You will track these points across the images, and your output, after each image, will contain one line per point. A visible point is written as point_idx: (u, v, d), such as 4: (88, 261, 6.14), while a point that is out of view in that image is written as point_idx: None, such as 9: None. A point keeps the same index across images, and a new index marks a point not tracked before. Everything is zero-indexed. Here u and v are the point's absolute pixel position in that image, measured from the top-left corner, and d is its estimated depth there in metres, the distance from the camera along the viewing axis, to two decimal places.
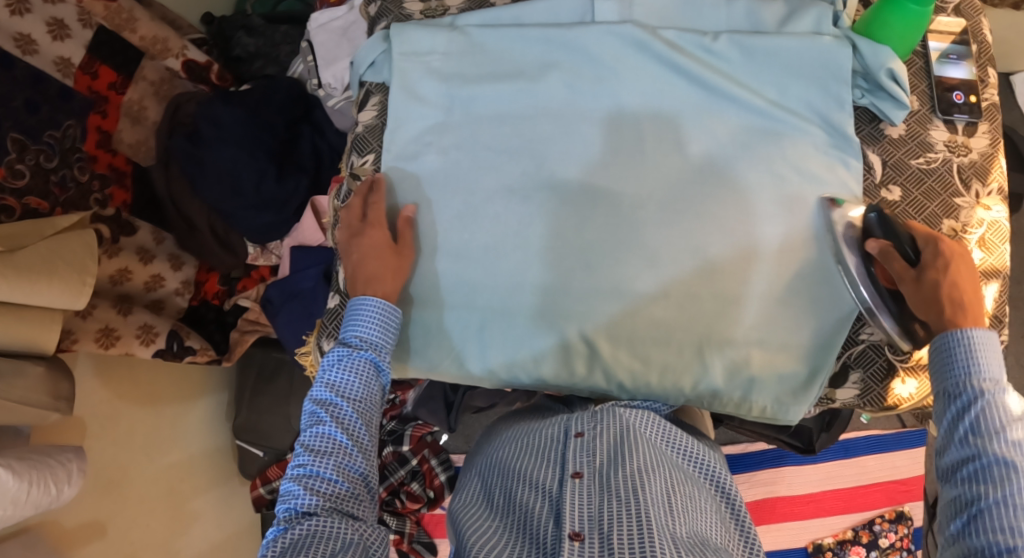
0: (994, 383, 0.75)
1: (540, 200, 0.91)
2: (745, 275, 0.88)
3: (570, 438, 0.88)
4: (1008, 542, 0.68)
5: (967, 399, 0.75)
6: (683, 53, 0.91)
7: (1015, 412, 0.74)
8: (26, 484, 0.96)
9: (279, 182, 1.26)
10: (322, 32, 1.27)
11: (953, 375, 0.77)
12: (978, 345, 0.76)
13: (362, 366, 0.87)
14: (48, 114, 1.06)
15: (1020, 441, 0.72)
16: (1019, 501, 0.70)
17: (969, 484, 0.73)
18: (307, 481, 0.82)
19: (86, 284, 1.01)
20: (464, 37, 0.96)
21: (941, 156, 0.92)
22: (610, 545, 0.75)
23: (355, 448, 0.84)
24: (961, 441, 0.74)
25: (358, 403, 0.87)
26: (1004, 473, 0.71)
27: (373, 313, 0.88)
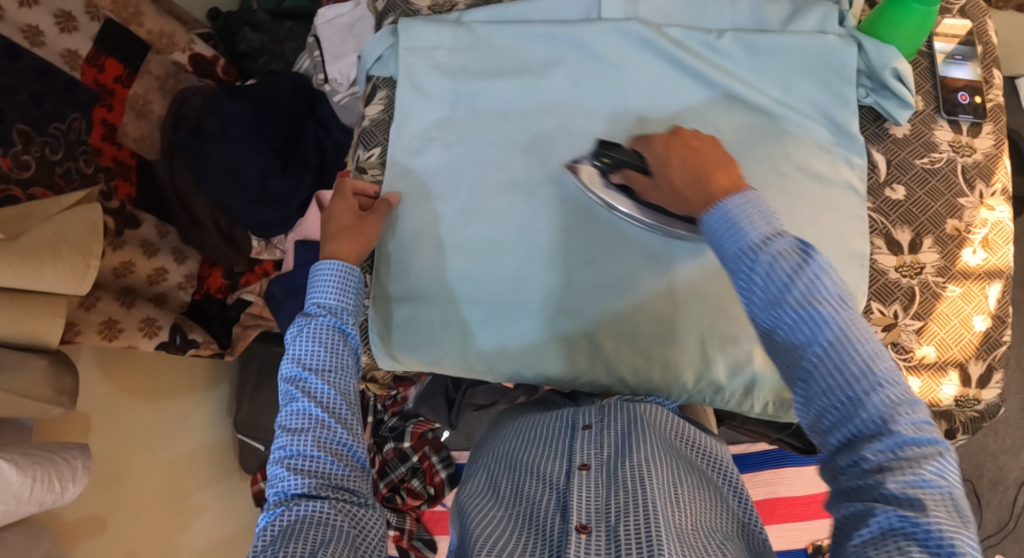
0: (767, 237, 0.68)
1: (543, 196, 0.91)
2: None
3: (577, 430, 0.88)
4: (846, 399, 0.62)
5: (746, 269, 0.68)
6: (688, 51, 0.91)
7: (795, 258, 0.66)
8: (30, 480, 0.96)
9: (283, 177, 1.27)
10: (328, 28, 1.27)
11: (729, 249, 0.69)
12: (741, 207, 0.70)
13: (326, 333, 0.86)
14: (54, 107, 1.07)
15: (810, 285, 0.64)
16: (840, 353, 0.63)
17: (788, 357, 0.65)
18: (290, 462, 0.80)
19: (90, 266, 1.01)
20: (470, 33, 0.96)
21: (946, 156, 0.92)
22: (616, 537, 0.75)
23: (333, 422, 0.82)
24: (762, 318, 0.67)
25: (327, 373, 0.85)
26: (813, 328, 0.64)
27: (331, 276, 0.88)
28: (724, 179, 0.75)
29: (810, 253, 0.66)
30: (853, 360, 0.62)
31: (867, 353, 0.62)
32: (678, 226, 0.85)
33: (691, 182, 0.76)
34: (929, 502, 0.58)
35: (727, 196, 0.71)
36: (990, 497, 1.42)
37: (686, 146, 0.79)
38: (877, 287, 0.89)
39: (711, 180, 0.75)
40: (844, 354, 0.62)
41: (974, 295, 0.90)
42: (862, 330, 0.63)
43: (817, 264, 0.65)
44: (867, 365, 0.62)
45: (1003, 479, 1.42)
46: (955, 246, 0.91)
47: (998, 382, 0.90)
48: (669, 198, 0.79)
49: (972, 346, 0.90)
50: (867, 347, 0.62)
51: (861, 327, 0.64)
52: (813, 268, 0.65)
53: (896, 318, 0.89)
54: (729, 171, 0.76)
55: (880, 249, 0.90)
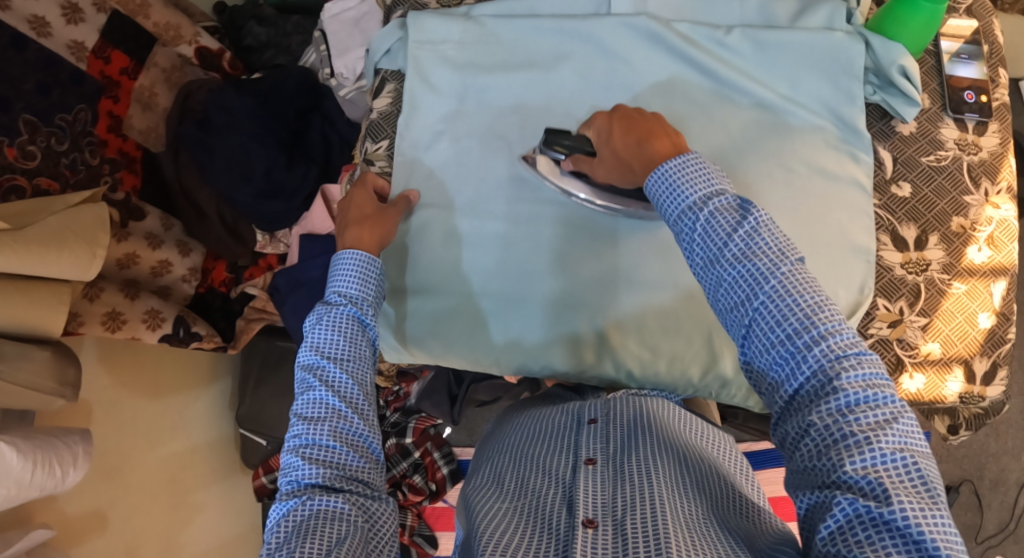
0: (707, 196, 0.71)
1: (551, 190, 0.92)
2: None
3: (583, 425, 0.89)
4: (788, 354, 0.65)
5: (686, 229, 0.72)
6: (697, 46, 0.92)
7: (735, 214, 0.70)
8: (31, 465, 0.96)
9: (288, 170, 1.27)
10: (335, 22, 1.28)
11: (670, 210, 0.73)
12: (681, 165, 0.72)
13: (346, 322, 0.86)
14: (60, 97, 1.07)
15: (748, 238, 0.68)
16: (777, 306, 0.66)
17: (731, 312, 0.69)
18: (305, 451, 0.80)
19: (96, 257, 1.01)
20: (479, 27, 0.96)
21: (952, 154, 0.93)
22: (623, 531, 0.75)
23: (350, 411, 0.82)
24: (704, 277, 0.71)
25: (346, 363, 0.85)
26: (750, 283, 0.67)
27: (351, 265, 0.87)
28: (663, 144, 0.77)
29: (744, 208, 0.70)
30: (791, 309, 0.65)
31: (806, 307, 0.65)
32: (635, 205, 0.87)
33: (636, 149, 0.78)
34: (889, 483, 0.59)
35: (666, 160, 0.74)
36: (991, 498, 1.42)
37: (626, 117, 0.81)
38: (883, 283, 0.90)
39: (652, 143, 0.77)
40: (782, 304, 0.66)
41: (979, 293, 0.91)
42: (800, 281, 0.66)
43: (751, 220, 0.69)
44: (808, 318, 0.65)
45: (1003, 480, 1.43)
46: (961, 244, 0.91)
47: (1002, 379, 0.91)
48: (615, 167, 0.81)
49: (977, 343, 0.90)
50: (804, 296, 0.66)
51: (801, 280, 0.67)
52: (746, 224, 0.69)
53: (901, 315, 0.90)
54: (670, 137, 0.78)
55: (886, 246, 0.91)
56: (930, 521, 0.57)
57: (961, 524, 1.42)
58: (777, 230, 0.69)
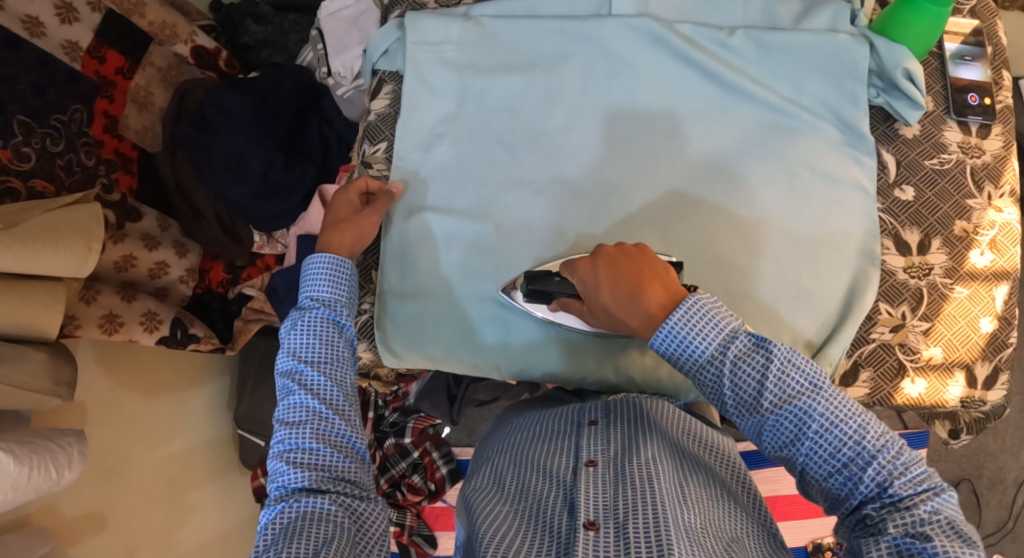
0: (725, 346, 0.71)
1: (551, 194, 0.91)
2: (757, 267, 0.87)
3: (583, 426, 0.88)
4: (844, 479, 0.68)
5: (718, 386, 0.72)
6: (699, 48, 0.91)
7: (759, 361, 0.70)
8: (26, 469, 0.95)
9: (286, 169, 1.25)
10: (332, 20, 1.26)
11: (690, 364, 0.73)
12: (687, 314, 0.72)
13: (321, 325, 0.86)
14: (54, 98, 1.05)
15: (780, 383, 0.69)
16: (825, 442, 0.68)
17: (782, 454, 0.70)
18: (290, 456, 0.80)
19: (92, 251, 1.00)
20: (478, 27, 0.95)
21: (955, 157, 0.92)
22: (625, 535, 0.75)
23: (331, 413, 0.83)
24: (748, 424, 0.71)
25: (324, 365, 0.85)
26: (796, 422, 0.69)
27: (321, 270, 0.88)
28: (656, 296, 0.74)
29: (765, 348, 0.70)
30: (839, 442, 0.67)
31: (851, 432, 0.67)
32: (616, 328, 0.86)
33: (630, 304, 0.75)
34: (931, 530, 0.64)
35: (673, 308, 0.73)
36: (989, 497, 1.42)
37: (614, 265, 0.76)
38: (885, 287, 0.89)
39: (649, 294, 0.74)
40: (829, 440, 0.68)
41: (981, 296, 0.90)
42: (839, 409, 0.68)
43: (776, 360, 0.70)
44: (855, 442, 0.67)
45: (1001, 479, 1.43)
46: (963, 247, 0.91)
47: (1003, 383, 0.90)
48: (607, 318, 0.78)
49: (979, 348, 0.90)
50: (847, 424, 0.68)
51: (839, 403, 0.69)
52: (774, 366, 0.69)
53: (904, 320, 0.89)
54: (666, 284, 0.74)
55: (888, 250, 0.90)
56: None
57: None
58: (801, 359, 0.70)
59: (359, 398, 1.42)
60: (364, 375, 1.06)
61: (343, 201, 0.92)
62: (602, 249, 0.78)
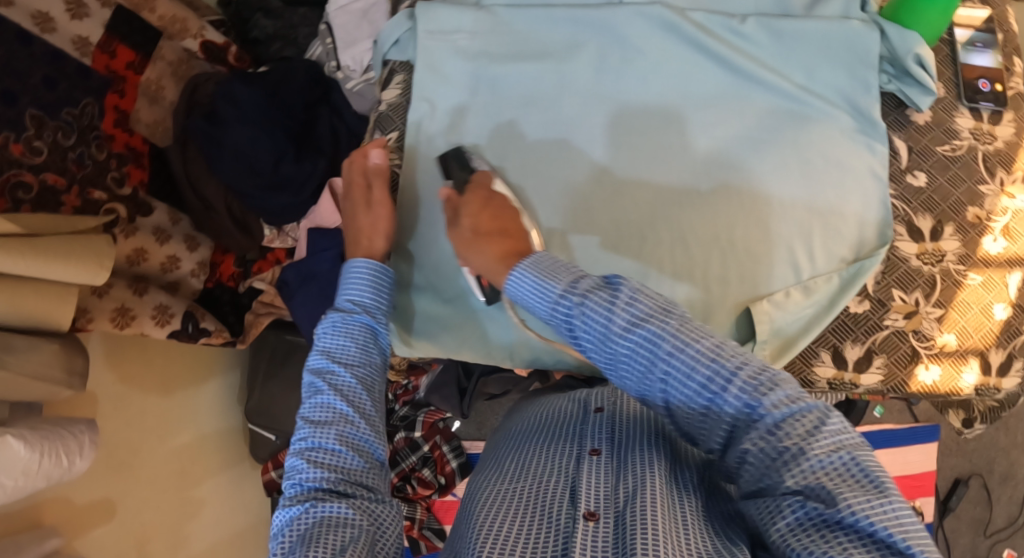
0: (572, 285, 0.72)
1: (563, 181, 0.90)
2: (767, 250, 0.87)
3: (589, 412, 0.93)
4: (707, 401, 0.65)
5: (568, 324, 0.71)
6: (712, 35, 0.90)
7: (604, 292, 0.70)
8: (38, 455, 0.96)
9: (297, 163, 1.25)
10: (342, 14, 1.24)
11: (543, 307, 0.73)
12: (539, 267, 0.74)
13: (359, 331, 0.85)
14: (66, 91, 1.06)
15: (627, 307, 0.69)
16: (673, 362, 0.66)
17: (640, 384, 0.69)
18: (311, 455, 0.77)
19: (104, 268, 1.00)
20: (491, 17, 0.95)
21: (967, 143, 0.92)
22: (624, 522, 0.75)
23: (358, 416, 0.80)
24: (602, 359, 0.70)
25: (356, 369, 0.83)
26: (647, 346, 0.67)
27: (363, 274, 0.88)
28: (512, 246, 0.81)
29: (613, 283, 0.71)
30: (687, 354, 0.65)
31: (706, 351, 0.65)
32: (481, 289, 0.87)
33: (484, 241, 0.82)
34: (832, 484, 0.60)
35: (524, 260, 0.75)
36: (1000, 492, 1.42)
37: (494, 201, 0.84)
38: (898, 274, 0.89)
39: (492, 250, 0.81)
40: (679, 359, 0.66)
41: (995, 283, 0.90)
42: (691, 329, 0.67)
43: (624, 290, 0.70)
44: (711, 361, 0.65)
45: (1013, 474, 1.42)
46: (976, 234, 0.90)
47: (1018, 370, 0.90)
48: (470, 242, 0.82)
49: (993, 335, 0.90)
50: (701, 346, 0.66)
51: (689, 328, 0.67)
52: (621, 296, 0.69)
53: (917, 307, 0.89)
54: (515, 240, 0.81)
55: (901, 237, 0.90)
56: (885, 513, 0.58)
57: (970, 519, 1.42)
58: (652, 292, 0.70)
59: None
60: None
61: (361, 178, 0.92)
62: (496, 197, 0.85)
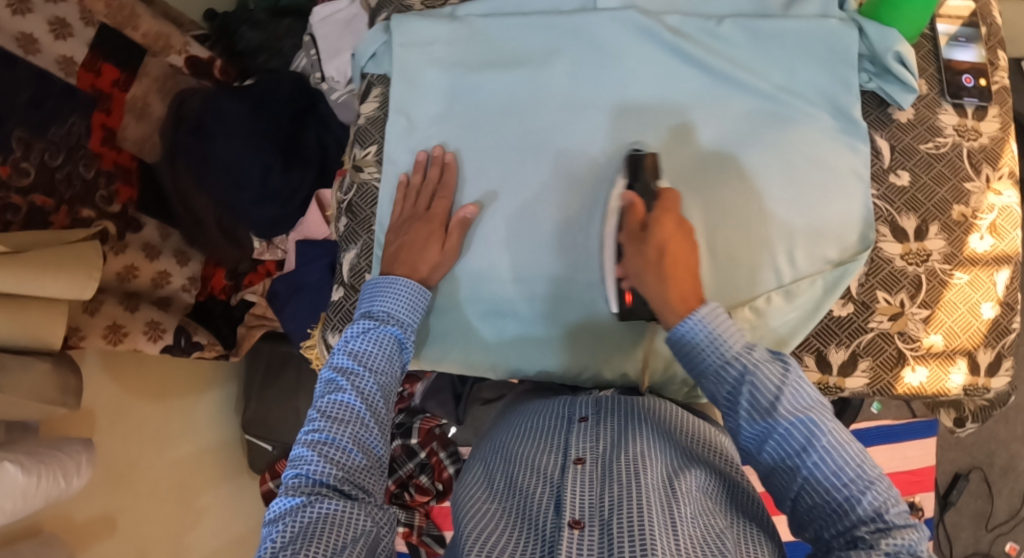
0: (745, 350, 0.73)
1: (541, 190, 0.90)
2: (749, 253, 0.86)
3: (573, 423, 0.89)
4: (843, 499, 0.67)
5: (736, 384, 0.73)
6: (688, 38, 0.90)
7: (779, 369, 0.72)
8: (35, 478, 0.97)
9: (285, 174, 1.25)
10: (325, 25, 1.25)
11: (706, 360, 0.74)
12: (710, 319, 0.74)
13: (388, 342, 0.83)
14: (52, 111, 1.07)
15: (797, 393, 0.71)
16: (823, 450, 0.69)
17: (778, 458, 0.71)
18: (322, 449, 0.77)
19: (92, 278, 1.01)
20: (466, 26, 0.95)
21: (951, 140, 0.90)
22: (610, 533, 0.75)
23: (373, 421, 0.79)
24: (753, 424, 0.72)
25: (380, 376, 0.82)
26: (806, 433, 0.69)
27: (403, 292, 0.85)
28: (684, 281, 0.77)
29: (785, 363, 0.73)
30: (842, 456, 0.68)
31: (856, 457, 0.68)
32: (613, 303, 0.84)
33: (668, 268, 0.77)
34: None
35: (697, 306, 0.76)
36: (1002, 485, 1.40)
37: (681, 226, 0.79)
38: (882, 275, 0.88)
39: (671, 279, 0.77)
40: (835, 457, 0.68)
41: (982, 282, 0.89)
42: (846, 433, 0.70)
43: (791, 372, 0.72)
44: (859, 471, 0.68)
45: (1014, 466, 1.40)
46: (962, 232, 0.89)
47: (1007, 369, 0.89)
48: (649, 269, 0.78)
49: (980, 334, 0.88)
50: (854, 450, 0.69)
51: (843, 431, 0.70)
52: (790, 377, 0.71)
53: (902, 308, 0.88)
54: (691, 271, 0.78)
55: (885, 237, 0.89)
56: None
57: (971, 512, 1.41)
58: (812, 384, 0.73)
59: None
60: None
61: (452, 186, 0.91)
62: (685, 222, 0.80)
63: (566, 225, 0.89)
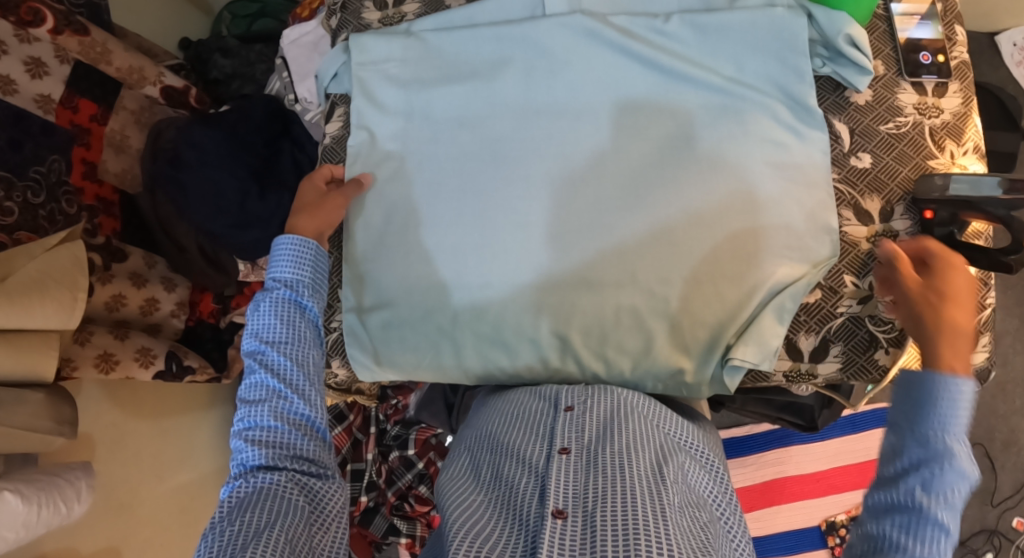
0: None
1: (500, 195, 0.91)
2: (711, 245, 0.86)
3: (560, 411, 0.87)
4: None
5: (934, 456, 0.65)
6: (635, 38, 0.91)
7: None
8: (36, 506, 0.99)
9: (262, 199, 1.26)
10: (293, 47, 1.26)
11: None
12: None
13: (282, 306, 0.86)
14: (32, 150, 1.10)
15: None
16: None
17: (891, 534, 0.64)
18: (248, 434, 0.81)
19: (77, 299, 1.03)
20: (420, 42, 0.97)
21: (911, 119, 0.90)
22: (593, 522, 0.74)
23: (289, 392, 0.83)
24: (909, 497, 0.64)
25: (285, 346, 0.85)
26: None
27: (287, 251, 0.88)
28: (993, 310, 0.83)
29: None
30: None
31: None
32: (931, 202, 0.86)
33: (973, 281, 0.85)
34: None
35: None
36: (1004, 460, 1.41)
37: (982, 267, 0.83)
38: (848, 259, 0.88)
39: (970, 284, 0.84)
40: None
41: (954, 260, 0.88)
42: None
43: None
44: None
45: (1015, 440, 1.41)
46: None
47: (986, 344, 0.88)
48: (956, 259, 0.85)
49: None
50: None
51: None
52: None
53: (871, 291, 0.88)
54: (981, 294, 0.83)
55: (849, 222, 0.89)
56: None
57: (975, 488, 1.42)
58: None
59: (359, 414, 1.47)
60: (346, 391, 1.09)
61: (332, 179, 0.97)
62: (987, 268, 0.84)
63: (529, 231, 0.90)
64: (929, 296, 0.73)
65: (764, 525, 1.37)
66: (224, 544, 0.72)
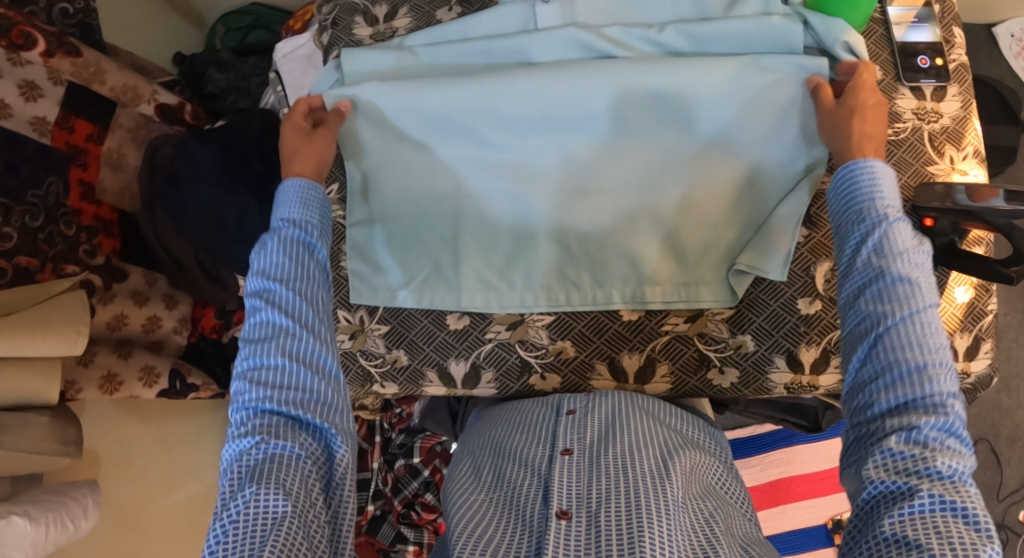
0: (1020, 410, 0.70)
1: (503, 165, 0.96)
2: (699, 187, 0.93)
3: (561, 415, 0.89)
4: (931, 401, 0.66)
5: (873, 228, 0.73)
6: (629, 50, 0.93)
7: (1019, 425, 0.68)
8: (44, 527, 0.99)
9: (261, 215, 1.25)
10: (287, 61, 1.24)
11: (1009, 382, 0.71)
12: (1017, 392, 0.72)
13: (290, 244, 0.80)
14: (30, 174, 1.09)
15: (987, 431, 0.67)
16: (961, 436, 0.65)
17: (873, 308, 0.70)
18: (255, 374, 0.75)
19: (81, 334, 1.03)
20: (413, 57, 0.97)
21: (910, 125, 0.89)
22: (599, 523, 0.73)
23: (297, 328, 0.76)
24: (867, 267, 0.72)
25: (294, 284, 0.78)
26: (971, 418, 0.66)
27: (294, 194, 0.85)
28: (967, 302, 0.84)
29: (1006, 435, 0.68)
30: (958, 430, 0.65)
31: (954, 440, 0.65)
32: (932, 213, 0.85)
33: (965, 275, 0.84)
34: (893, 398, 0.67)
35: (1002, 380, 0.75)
36: (1010, 454, 1.41)
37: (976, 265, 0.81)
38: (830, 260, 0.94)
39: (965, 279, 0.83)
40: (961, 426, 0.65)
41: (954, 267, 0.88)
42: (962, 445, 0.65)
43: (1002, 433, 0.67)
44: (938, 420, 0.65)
45: (1021, 434, 1.41)
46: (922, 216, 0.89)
47: (987, 352, 0.87)
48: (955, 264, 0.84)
49: (956, 319, 0.87)
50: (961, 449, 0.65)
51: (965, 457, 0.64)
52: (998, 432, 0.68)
53: None
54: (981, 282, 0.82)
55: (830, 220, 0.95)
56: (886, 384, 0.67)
57: (981, 483, 1.41)
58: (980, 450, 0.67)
59: (364, 426, 1.49)
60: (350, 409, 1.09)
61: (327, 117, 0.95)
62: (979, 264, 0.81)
63: (531, 184, 0.96)
64: (840, 109, 0.83)
65: (771, 525, 1.37)
66: (241, 523, 0.67)
